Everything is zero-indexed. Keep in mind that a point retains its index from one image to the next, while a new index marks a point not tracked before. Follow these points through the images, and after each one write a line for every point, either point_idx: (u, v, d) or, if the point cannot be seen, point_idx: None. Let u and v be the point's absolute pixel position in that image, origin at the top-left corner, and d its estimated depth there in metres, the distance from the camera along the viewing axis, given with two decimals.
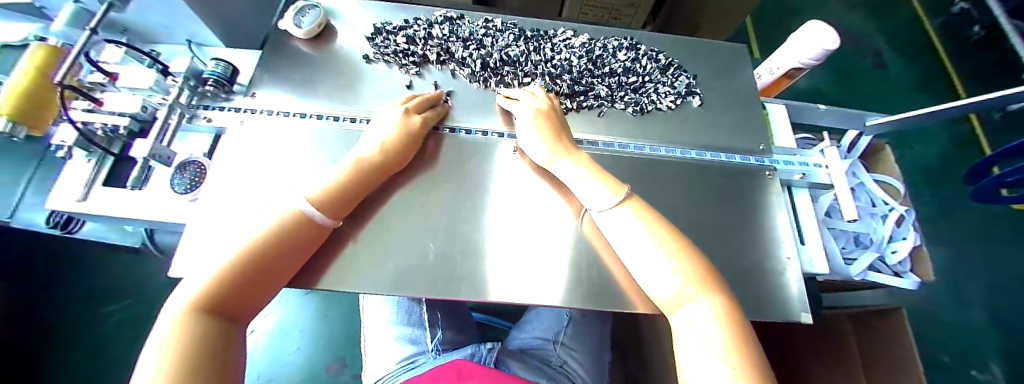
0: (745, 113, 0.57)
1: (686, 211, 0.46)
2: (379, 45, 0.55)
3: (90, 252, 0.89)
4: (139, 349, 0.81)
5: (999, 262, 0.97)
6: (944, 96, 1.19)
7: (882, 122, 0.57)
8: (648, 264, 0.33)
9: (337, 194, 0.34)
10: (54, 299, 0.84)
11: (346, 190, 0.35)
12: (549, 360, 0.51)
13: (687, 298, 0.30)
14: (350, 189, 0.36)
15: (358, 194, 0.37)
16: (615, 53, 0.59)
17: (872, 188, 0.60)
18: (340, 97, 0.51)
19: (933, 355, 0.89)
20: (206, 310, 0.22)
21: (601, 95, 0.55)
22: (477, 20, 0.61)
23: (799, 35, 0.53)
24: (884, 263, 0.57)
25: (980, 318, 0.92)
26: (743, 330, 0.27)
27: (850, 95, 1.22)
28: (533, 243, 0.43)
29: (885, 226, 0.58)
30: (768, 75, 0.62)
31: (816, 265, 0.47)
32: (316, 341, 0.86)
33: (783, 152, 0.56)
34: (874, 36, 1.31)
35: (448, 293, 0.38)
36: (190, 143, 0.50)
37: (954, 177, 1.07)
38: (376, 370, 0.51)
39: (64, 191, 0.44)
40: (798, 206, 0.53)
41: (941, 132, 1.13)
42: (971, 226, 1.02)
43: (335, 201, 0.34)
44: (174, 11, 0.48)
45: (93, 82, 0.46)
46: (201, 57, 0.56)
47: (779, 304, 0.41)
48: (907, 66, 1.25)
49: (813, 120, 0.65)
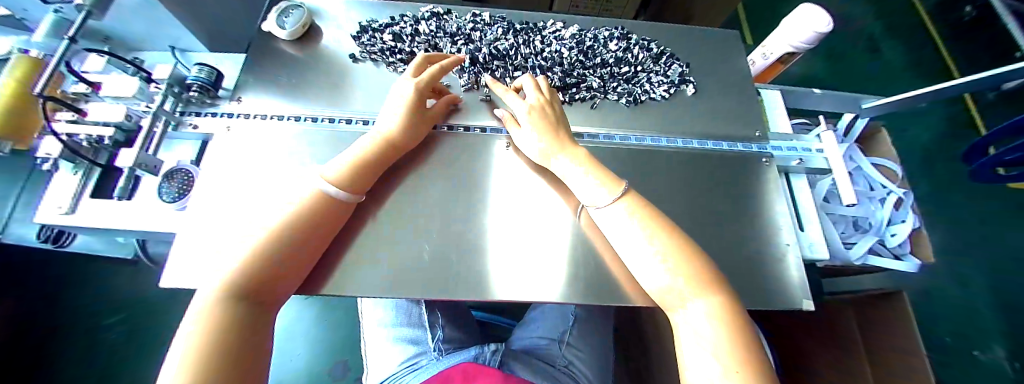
0: (739, 100, 0.56)
1: (683, 202, 0.46)
2: (365, 44, 0.54)
3: (85, 265, 0.88)
4: (139, 360, 0.80)
5: (999, 241, 0.97)
6: (939, 77, 1.18)
7: (877, 104, 0.57)
8: (645, 265, 0.32)
9: (356, 173, 0.37)
10: (49, 314, 0.83)
11: (361, 171, 0.38)
12: (554, 361, 0.50)
13: (686, 298, 0.29)
14: (367, 169, 0.38)
15: (375, 171, 0.39)
16: (606, 43, 0.58)
17: (870, 172, 0.60)
18: (328, 98, 0.50)
19: (935, 336, 0.89)
20: (233, 297, 0.25)
21: (593, 86, 0.54)
22: (465, 15, 0.60)
23: (791, 18, 0.52)
24: (883, 246, 0.57)
25: (981, 298, 0.92)
26: (743, 328, 0.27)
27: (845, 79, 1.22)
28: (531, 241, 0.42)
29: (883, 209, 0.58)
30: (762, 61, 0.61)
31: (817, 250, 0.46)
32: (318, 346, 0.86)
33: (779, 139, 0.55)
34: (867, 19, 1.31)
35: (445, 293, 0.38)
36: (177, 151, 0.49)
37: (952, 157, 1.07)
38: (377, 372, 0.51)
39: (51, 204, 0.43)
40: (796, 192, 0.52)
41: (937, 113, 1.13)
42: (970, 206, 1.02)
43: (355, 178, 0.37)
44: (154, 16, 0.47)
45: (76, 93, 0.44)
46: (185, 63, 0.55)
47: (780, 291, 0.41)
48: (901, 47, 1.24)
49: (809, 105, 0.64)
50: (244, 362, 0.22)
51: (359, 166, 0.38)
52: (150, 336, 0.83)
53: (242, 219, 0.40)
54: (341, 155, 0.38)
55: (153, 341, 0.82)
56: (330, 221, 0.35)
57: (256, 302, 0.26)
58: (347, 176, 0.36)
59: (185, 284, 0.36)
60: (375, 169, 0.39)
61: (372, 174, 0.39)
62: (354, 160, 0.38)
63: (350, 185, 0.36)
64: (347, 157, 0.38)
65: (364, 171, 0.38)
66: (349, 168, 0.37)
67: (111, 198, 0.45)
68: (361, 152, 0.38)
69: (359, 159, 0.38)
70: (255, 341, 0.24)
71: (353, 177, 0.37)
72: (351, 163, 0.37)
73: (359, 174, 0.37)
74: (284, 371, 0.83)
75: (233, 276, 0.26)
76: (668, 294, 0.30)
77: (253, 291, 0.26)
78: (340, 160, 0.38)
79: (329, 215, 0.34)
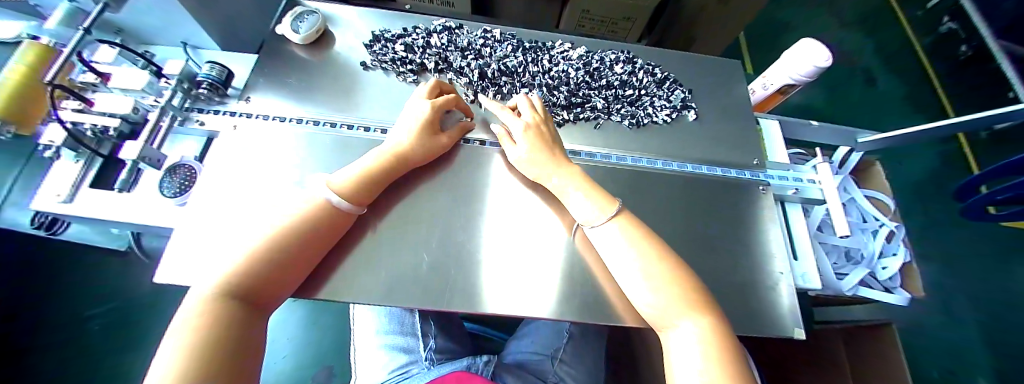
0: (740, 128, 0.57)
1: (681, 227, 0.46)
2: (376, 52, 0.55)
3: (72, 252, 0.86)
4: (121, 353, 0.79)
5: (986, 277, 0.99)
6: (931, 113, 1.22)
7: (874, 139, 0.58)
8: (633, 285, 0.33)
9: (362, 185, 0.37)
10: (33, 304, 0.81)
11: (366, 185, 0.38)
12: (546, 377, 0.50)
13: (673, 319, 0.30)
14: (371, 184, 0.38)
15: (381, 185, 0.40)
16: (612, 66, 0.60)
17: (863, 203, 0.61)
18: (337, 104, 0.51)
19: (922, 370, 0.89)
20: (226, 295, 0.25)
21: (597, 107, 0.55)
22: (476, 30, 0.61)
23: (792, 52, 0.54)
24: (874, 278, 0.57)
25: (967, 332, 0.93)
26: (734, 352, 0.27)
27: (842, 110, 1.24)
28: (527, 253, 0.42)
29: (875, 241, 0.59)
30: (762, 91, 0.63)
31: (810, 279, 0.47)
32: (306, 348, 0.85)
33: (775, 167, 0.56)
34: (865, 53, 1.35)
35: (441, 304, 0.38)
36: (180, 147, 0.50)
37: (943, 192, 1.09)
38: (366, 380, 0.50)
39: (50, 191, 0.43)
40: (791, 221, 0.53)
41: (929, 149, 1.16)
42: (961, 241, 1.03)
43: (360, 191, 0.37)
44: (169, 11, 0.48)
45: (85, 82, 0.45)
46: (197, 60, 0.56)
47: (774, 320, 0.41)
48: (898, 83, 1.28)
49: (806, 136, 0.65)
50: (237, 357, 0.23)
51: (365, 179, 0.38)
52: (136, 332, 0.81)
53: (241, 221, 0.40)
54: (351, 165, 0.39)
55: (139, 335, 0.81)
56: (330, 230, 0.35)
57: (250, 302, 0.27)
58: (356, 189, 0.37)
59: (180, 283, 0.36)
60: (381, 182, 0.39)
61: (378, 187, 0.39)
62: (361, 173, 0.38)
63: (352, 198, 0.37)
64: (353, 170, 0.38)
65: (370, 184, 0.38)
66: (357, 180, 0.37)
67: (111, 190, 0.45)
68: (370, 165, 0.39)
69: (365, 172, 0.38)
70: (248, 337, 0.25)
71: (357, 190, 0.37)
72: (358, 175, 0.38)
73: (365, 187, 0.38)
74: (269, 373, 0.81)
75: (230, 277, 0.26)
76: (660, 315, 0.31)
77: (247, 287, 0.27)
78: (347, 171, 0.38)
79: (332, 224, 0.35)
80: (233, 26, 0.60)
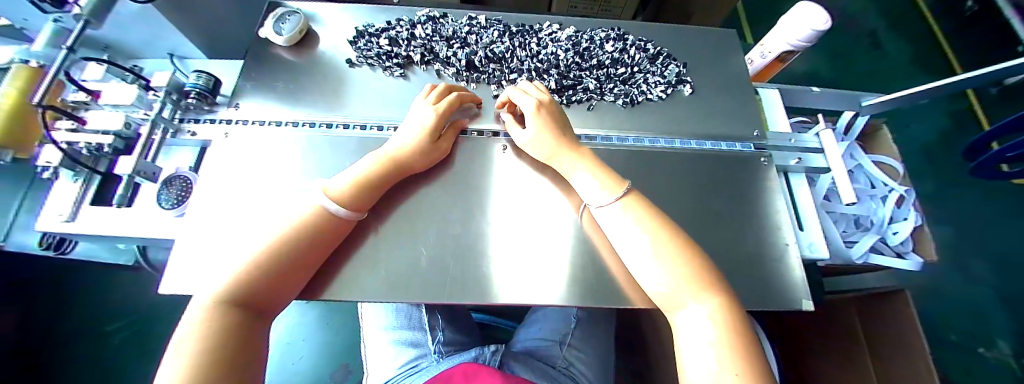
0: (739, 99, 0.56)
1: (684, 204, 0.46)
2: (361, 49, 0.54)
3: (88, 270, 0.89)
4: (138, 365, 0.81)
5: (1004, 237, 0.96)
6: (938, 72, 1.18)
7: (878, 102, 0.55)
8: (645, 269, 0.32)
9: (360, 191, 0.37)
10: (57, 320, 0.83)
11: (364, 190, 0.37)
12: (555, 362, 0.50)
13: (686, 299, 0.29)
14: (368, 189, 0.38)
15: (377, 190, 0.39)
16: (603, 44, 0.59)
17: (871, 170, 0.60)
18: (326, 104, 0.51)
19: (939, 335, 0.88)
20: (230, 302, 0.25)
21: (589, 88, 0.54)
22: (461, 18, 0.60)
23: (788, 17, 0.52)
24: (884, 244, 0.56)
25: (985, 293, 0.91)
26: (744, 330, 0.27)
27: (847, 76, 1.20)
28: (537, 236, 0.42)
29: (884, 207, 0.57)
30: (760, 60, 0.61)
31: (817, 249, 0.46)
32: (321, 349, 0.86)
33: (778, 137, 0.54)
34: (864, 16, 1.30)
35: (444, 297, 0.38)
36: (175, 159, 0.50)
37: (952, 154, 1.06)
38: (378, 375, 0.51)
39: (53, 211, 0.43)
40: (797, 192, 0.52)
41: (937, 109, 1.12)
42: (976, 202, 1.01)
43: (356, 196, 0.36)
44: (151, 24, 0.48)
45: (76, 101, 0.45)
46: (184, 71, 0.56)
47: (782, 292, 0.41)
48: (902, 43, 1.24)
49: (809, 103, 0.63)
50: (236, 358, 0.23)
51: (364, 186, 0.37)
52: (154, 342, 0.83)
53: (243, 227, 0.40)
54: (346, 171, 0.38)
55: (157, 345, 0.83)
56: (329, 235, 0.35)
57: (252, 309, 0.26)
58: (349, 195, 0.36)
59: (186, 291, 0.37)
60: (378, 188, 0.39)
61: (375, 193, 0.39)
62: (358, 178, 0.37)
63: (350, 204, 0.36)
64: (352, 175, 0.37)
65: (367, 190, 0.38)
66: (353, 186, 0.37)
67: (112, 205, 0.46)
68: (365, 172, 0.38)
69: (362, 177, 0.38)
70: (247, 345, 0.24)
71: (351, 195, 0.36)
72: (354, 180, 0.37)
73: (362, 192, 0.37)
74: (287, 374, 0.83)
75: (231, 285, 0.26)
76: (668, 295, 0.30)
77: (247, 294, 0.26)
78: (345, 176, 0.37)
79: (332, 231, 0.35)
80: (219, 35, 0.60)
